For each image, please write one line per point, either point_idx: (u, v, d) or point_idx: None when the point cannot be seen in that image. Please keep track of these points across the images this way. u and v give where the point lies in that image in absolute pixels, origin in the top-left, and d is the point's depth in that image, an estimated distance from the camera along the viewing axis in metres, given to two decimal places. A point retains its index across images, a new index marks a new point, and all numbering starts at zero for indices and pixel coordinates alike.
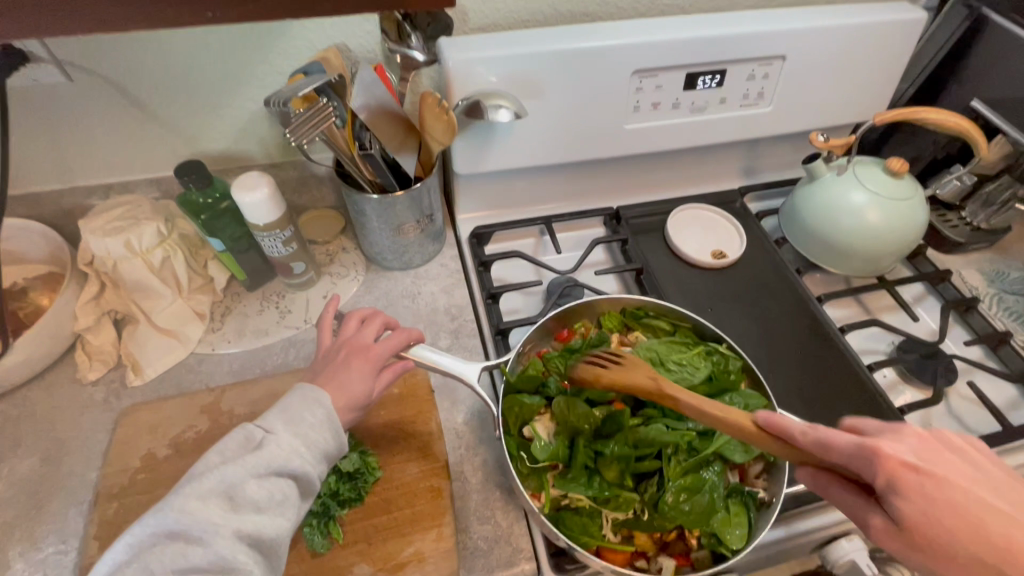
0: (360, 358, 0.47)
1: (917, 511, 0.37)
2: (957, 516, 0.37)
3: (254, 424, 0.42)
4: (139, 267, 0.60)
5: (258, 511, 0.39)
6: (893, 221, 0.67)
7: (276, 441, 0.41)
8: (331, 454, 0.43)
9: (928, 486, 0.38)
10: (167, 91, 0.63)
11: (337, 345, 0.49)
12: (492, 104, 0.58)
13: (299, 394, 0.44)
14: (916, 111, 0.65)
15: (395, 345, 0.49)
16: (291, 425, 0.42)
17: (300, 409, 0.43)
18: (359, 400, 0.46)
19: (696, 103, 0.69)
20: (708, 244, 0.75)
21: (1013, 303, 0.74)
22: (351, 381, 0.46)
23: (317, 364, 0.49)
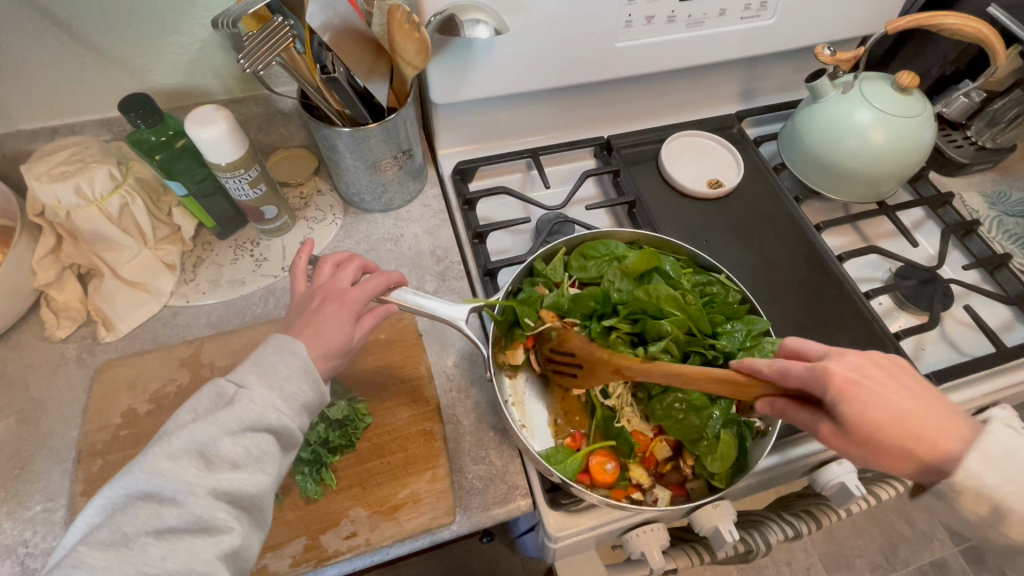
0: (338, 305, 0.45)
1: (890, 417, 0.39)
2: (908, 411, 0.39)
3: (226, 379, 0.40)
4: (95, 216, 0.55)
5: (237, 468, 0.37)
6: (900, 140, 0.63)
7: (249, 395, 0.38)
8: (313, 405, 0.42)
9: (875, 391, 0.39)
10: (102, 15, 0.56)
11: (312, 291, 0.46)
12: (469, 19, 0.52)
13: (274, 345, 0.42)
14: (933, 17, 0.60)
15: (374, 289, 0.46)
16: (266, 378, 0.40)
17: (275, 359, 0.41)
18: (339, 348, 0.44)
19: (693, 16, 0.63)
20: (704, 173, 0.72)
21: (1013, 226, 0.72)
22: (329, 329, 0.43)
23: (292, 311, 0.46)
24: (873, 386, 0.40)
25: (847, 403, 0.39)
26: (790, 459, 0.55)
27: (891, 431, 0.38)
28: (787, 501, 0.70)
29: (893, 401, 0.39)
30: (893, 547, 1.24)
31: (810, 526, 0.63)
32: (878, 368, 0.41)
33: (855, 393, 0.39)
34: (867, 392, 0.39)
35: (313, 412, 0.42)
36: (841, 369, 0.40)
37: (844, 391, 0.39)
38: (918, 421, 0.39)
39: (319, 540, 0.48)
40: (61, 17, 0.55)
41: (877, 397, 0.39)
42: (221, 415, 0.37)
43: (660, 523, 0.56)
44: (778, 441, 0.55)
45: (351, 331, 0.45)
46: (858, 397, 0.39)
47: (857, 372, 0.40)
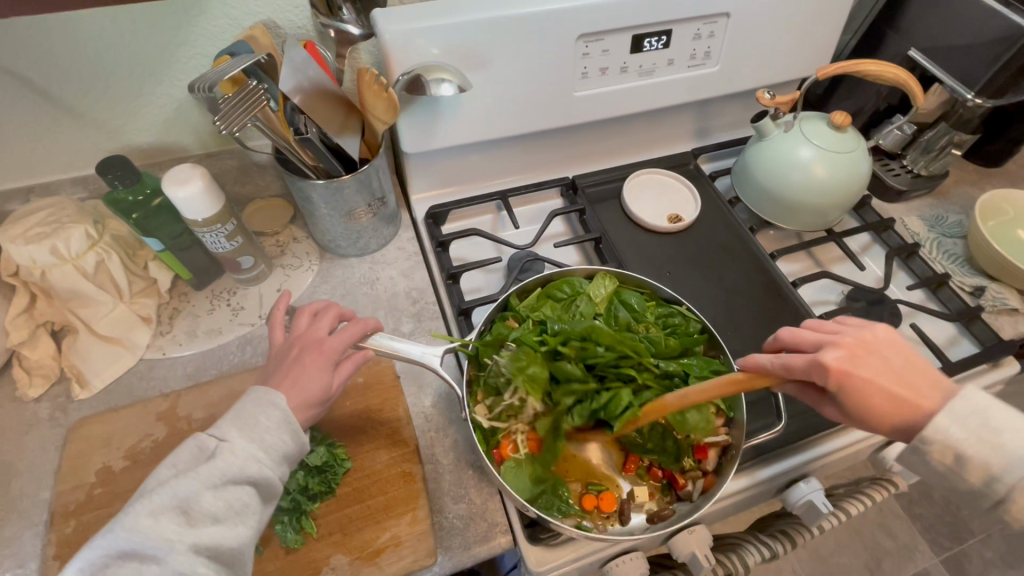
0: (316, 354, 0.46)
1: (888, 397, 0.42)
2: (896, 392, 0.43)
3: (206, 433, 0.41)
4: (71, 274, 0.56)
5: (217, 522, 0.38)
6: (840, 174, 0.68)
7: (230, 448, 0.39)
8: (291, 454, 0.43)
9: (881, 353, 0.44)
10: (79, 82, 0.58)
11: (292, 340, 0.48)
12: (434, 78, 0.56)
13: (253, 396, 0.43)
14: (857, 64, 0.66)
15: (351, 337, 0.48)
16: (245, 431, 0.41)
17: (255, 410, 0.42)
18: (317, 397, 0.45)
19: (644, 66, 0.68)
20: (664, 209, 0.76)
21: (952, 246, 0.77)
22: (307, 378, 0.45)
23: (271, 360, 0.47)
24: (880, 349, 0.44)
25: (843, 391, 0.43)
26: (759, 480, 0.57)
27: (890, 382, 0.43)
28: (762, 521, 0.72)
29: (882, 361, 0.43)
30: (878, 561, 1.26)
31: (784, 545, 0.65)
32: (890, 335, 0.45)
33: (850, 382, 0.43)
34: (865, 354, 0.44)
35: (291, 460, 0.43)
36: (833, 359, 0.43)
37: (849, 367, 0.43)
38: (901, 373, 0.43)
39: None
40: (39, 84, 0.56)
41: (866, 380, 0.43)
42: (203, 469, 0.38)
43: (639, 551, 0.57)
44: (746, 465, 0.57)
45: (329, 379, 0.46)
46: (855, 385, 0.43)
47: (871, 340, 0.44)
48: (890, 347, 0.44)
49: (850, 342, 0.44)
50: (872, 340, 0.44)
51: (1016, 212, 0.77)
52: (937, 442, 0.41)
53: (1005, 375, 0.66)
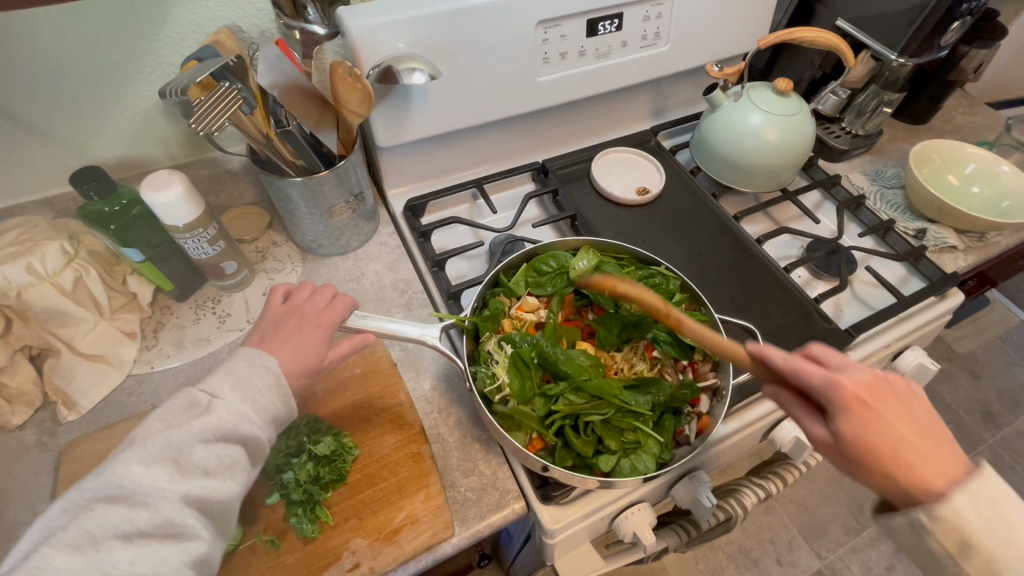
0: (314, 327, 0.48)
1: (910, 436, 0.38)
2: (922, 440, 0.38)
3: (198, 388, 0.42)
4: (49, 292, 0.55)
5: (208, 475, 0.39)
6: (788, 136, 0.73)
7: (224, 403, 0.40)
8: (281, 418, 0.44)
9: (877, 420, 0.38)
10: (40, 100, 0.57)
11: (290, 311, 0.49)
12: (405, 68, 0.58)
13: (247, 357, 0.44)
14: (794, 32, 0.71)
15: (345, 312, 0.49)
16: (240, 390, 0.42)
17: (249, 372, 0.43)
18: (312, 366, 0.46)
19: (600, 49, 0.72)
20: (632, 184, 0.80)
21: (892, 196, 0.84)
22: (306, 348, 0.47)
23: (266, 327, 0.49)
24: (878, 418, 0.38)
25: (851, 419, 0.38)
26: (748, 422, 0.61)
27: (904, 464, 0.37)
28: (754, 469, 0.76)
29: (899, 427, 0.38)
30: (860, 506, 1.33)
31: (777, 484, 0.68)
32: (890, 388, 0.40)
33: (869, 413, 0.38)
34: (880, 425, 0.38)
35: (281, 423, 0.44)
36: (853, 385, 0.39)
37: (840, 449, 0.39)
38: (912, 450, 0.37)
39: None
40: None
41: (896, 421, 0.38)
42: (197, 421, 0.39)
43: (646, 504, 0.59)
44: (734, 408, 0.61)
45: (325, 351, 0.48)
46: (873, 416, 0.38)
47: (867, 391, 0.39)
48: (903, 402, 0.39)
49: (846, 408, 0.38)
50: (873, 405, 0.38)
51: (944, 159, 0.84)
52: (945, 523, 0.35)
53: (952, 304, 0.72)
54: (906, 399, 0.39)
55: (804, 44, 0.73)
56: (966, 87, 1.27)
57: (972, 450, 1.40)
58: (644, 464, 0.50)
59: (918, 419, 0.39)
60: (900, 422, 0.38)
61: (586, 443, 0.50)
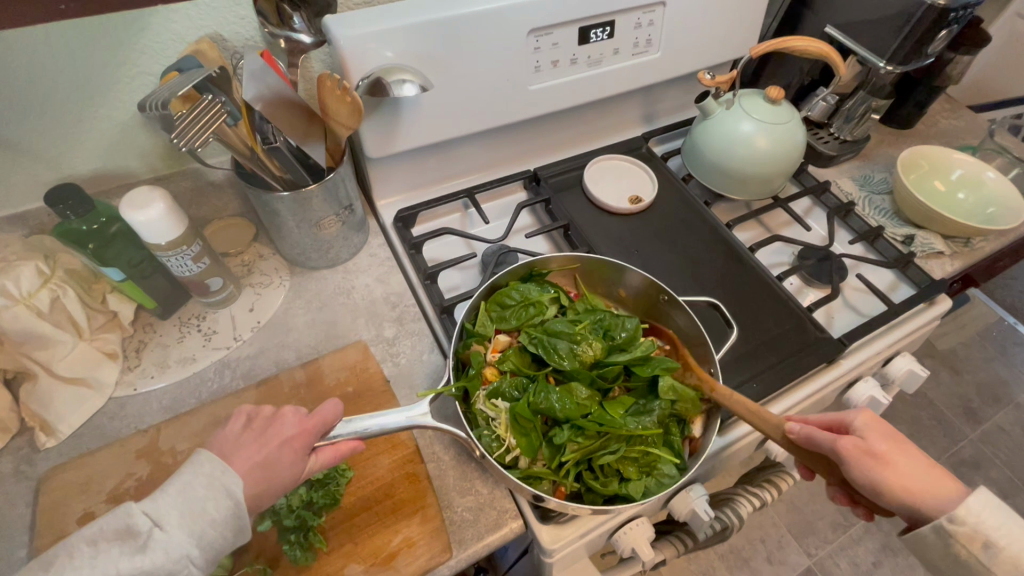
0: (292, 435, 0.42)
1: (906, 485, 0.43)
2: (916, 489, 0.42)
3: (143, 509, 0.37)
4: (24, 314, 0.52)
5: None
6: (780, 144, 0.73)
7: (164, 541, 0.36)
8: (227, 550, 0.39)
9: (878, 470, 0.43)
10: (11, 114, 0.54)
11: (271, 410, 0.44)
12: (396, 79, 0.57)
13: (205, 472, 0.39)
14: (787, 40, 0.71)
15: (327, 421, 0.43)
16: (188, 520, 0.37)
17: (203, 494, 0.38)
18: (280, 486, 0.40)
19: (592, 56, 0.71)
20: (624, 191, 0.79)
21: (881, 202, 0.84)
22: (277, 467, 0.41)
23: (242, 419, 0.43)
24: (883, 468, 0.43)
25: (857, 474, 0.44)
26: (743, 432, 0.61)
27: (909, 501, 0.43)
28: (749, 475, 0.76)
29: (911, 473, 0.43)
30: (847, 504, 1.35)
31: (771, 492, 0.69)
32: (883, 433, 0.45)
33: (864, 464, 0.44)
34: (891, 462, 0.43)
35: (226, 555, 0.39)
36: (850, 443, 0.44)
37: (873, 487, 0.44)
38: (912, 493, 0.43)
39: None
40: None
41: (894, 471, 0.43)
42: (125, 564, 0.34)
43: (644, 517, 0.59)
44: (727, 420, 0.60)
45: (299, 467, 0.42)
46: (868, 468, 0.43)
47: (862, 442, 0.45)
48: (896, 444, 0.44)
49: (855, 458, 0.44)
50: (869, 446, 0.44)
51: (931, 165, 0.85)
52: (967, 527, 0.41)
53: (941, 310, 0.73)
54: (905, 457, 0.44)
55: (796, 52, 0.73)
56: (948, 89, 1.29)
57: (954, 445, 1.43)
58: (670, 472, 0.51)
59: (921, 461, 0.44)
60: (903, 473, 0.43)
61: (608, 481, 0.51)
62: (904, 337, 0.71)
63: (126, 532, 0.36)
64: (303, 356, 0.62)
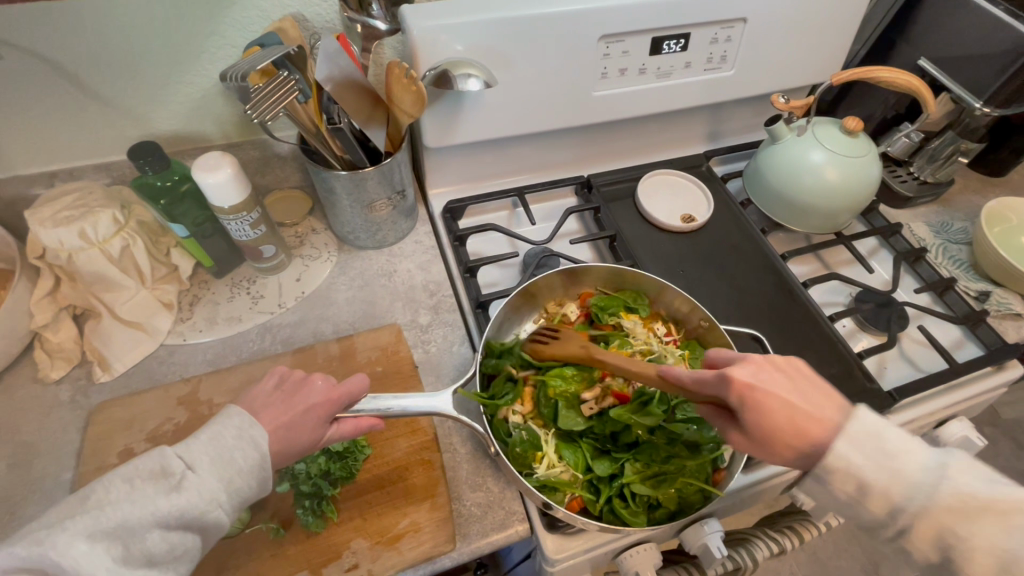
0: (318, 402, 0.44)
1: (786, 415, 0.39)
2: (802, 408, 0.40)
3: (175, 452, 0.39)
4: (97, 257, 0.57)
5: (152, 564, 0.36)
6: (850, 178, 0.70)
7: (197, 482, 0.38)
8: (252, 498, 0.41)
9: (769, 398, 0.40)
10: (110, 70, 0.59)
11: (302, 373, 0.46)
12: (461, 73, 0.58)
13: (235, 424, 0.41)
14: (872, 70, 0.67)
15: (354, 392, 0.45)
16: (218, 467, 0.39)
17: (232, 444, 0.40)
18: (298, 449, 0.43)
19: (661, 68, 0.70)
20: (678, 209, 0.77)
21: (957, 252, 0.78)
22: (300, 431, 0.43)
23: (273, 379, 0.45)
24: (767, 396, 0.40)
25: (756, 431, 0.41)
26: (771, 475, 0.58)
27: (801, 435, 0.39)
28: (770, 519, 0.73)
29: (788, 403, 0.40)
30: (876, 565, 1.24)
31: (792, 540, 0.66)
32: (778, 367, 0.42)
33: (758, 395, 0.40)
34: (772, 401, 0.40)
35: (250, 505, 0.41)
36: (741, 373, 0.41)
37: (752, 440, 0.42)
38: (802, 424, 0.39)
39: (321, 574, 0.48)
40: (70, 70, 0.57)
41: (775, 396, 0.40)
42: (163, 502, 0.36)
43: (653, 543, 0.58)
44: (753, 460, 0.57)
45: (320, 433, 0.44)
46: (761, 398, 0.40)
47: (757, 377, 0.41)
48: (789, 377, 0.41)
49: (744, 393, 0.41)
50: (763, 386, 0.41)
51: (1020, 220, 0.78)
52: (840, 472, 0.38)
53: (1011, 376, 0.67)
54: (773, 397, 0.40)
55: (881, 83, 0.68)
56: None
57: None
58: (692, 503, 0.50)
59: (810, 414, 0.39)
60: (781, 401, 0.40)
61: (635, 511, 0.51)
62: (963, 400, 0.66)
63: (160, 472, 0.38)
64: (340, 331, 0.64)
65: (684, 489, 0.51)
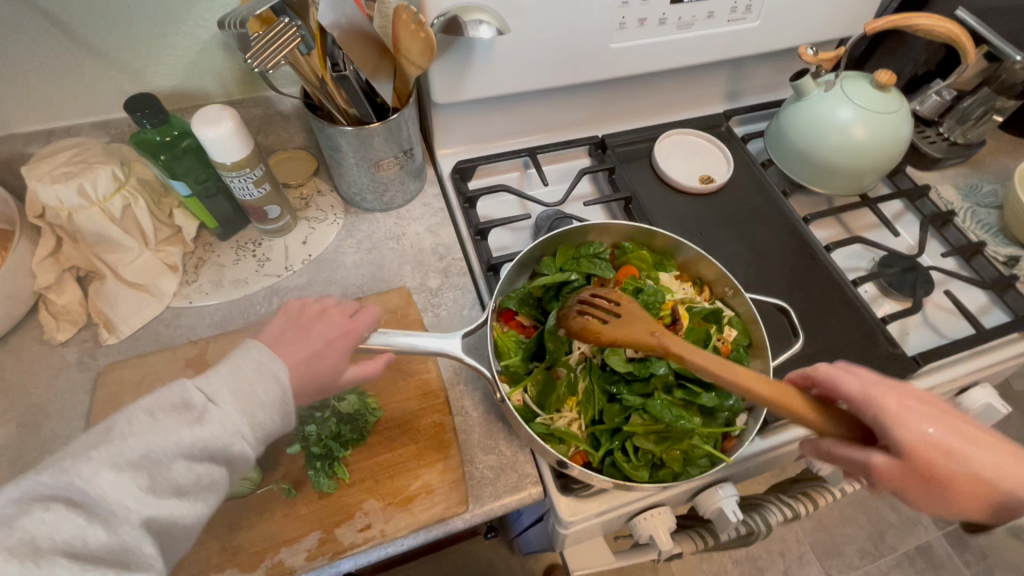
0: (337, 335, 0.46)
1: (962, 458, 0.39)
2: (980, 454, 0.39)
3: (196, 384, 0.38)
4: (98, 217, 0.55)
5: (180, 494, 0.36)
6: (880, 136, 0.66)
7: (219, 415, 0.37)
8: (274, 434, 0.40)
9: (943, 437, 0.39)
10: (103, 20, 0.56)
11: (320, 310, 0.48)
12: (472, 19, 0.54)
13: (255, 359, 0.41)
14: (909, 17, 0.63)
15: (366, 321, 0.47)
16: (239, 400, 0.38)
17: (254, 378, 0.40)
18: (320, 380, 0.44)
19: (683, 18, 0.66)
20: (696, 170, 0.74)
21: (986, 216, 0.75)
22: (321, 362, 0.45)
23: (294, 314, 0.47)
24: (943, 436, 0.39)
25: (930, 468, 0.38)
26: (788, 440, 0.57)
27: (967, 478, 0.39)
28: (783, 485, 0.72)
29: (961, 442, 0.39)
30: (881, 533, 1.25)
31: (806, 506, 0.65)
32: (937, 400, 0.41)
33: (929, 434, 0.39)
34: (952, 441, 0.39)
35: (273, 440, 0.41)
36: (913, 407, 0.39)
37: (906, 469, 0.39)
38: (977, 471, 0.39)
39: (334, 534, 0.48)
40: (62, 20, 0.55)
41: (954, 441, 0.39)
42: (186, 432, 0.36)
43: (666, 507, 0.57)
44: (769, 425, 0.56)
45: (340, 366, 0.46)
46: (933, 438, 0.39)
47: (926, 409, 0.40)
48: (948, 412, 0.41)
49: (914, 436, 0.38)
50: (938, 415, 0.40)
51: None
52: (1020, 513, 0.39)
53: None
54: (954, 436, 0.39)
55: (918, 32, 0.64)
56: None
57: None
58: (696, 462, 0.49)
59: (979, 456, 0.39)
60: (957, 446, 0.39)
61: (637, 466, 0.49)
62: (989, 367, 0.64)
63: (181, 406, 0.37)
64: (348, 294, 0.63)
65: (690, 450, 0.50)
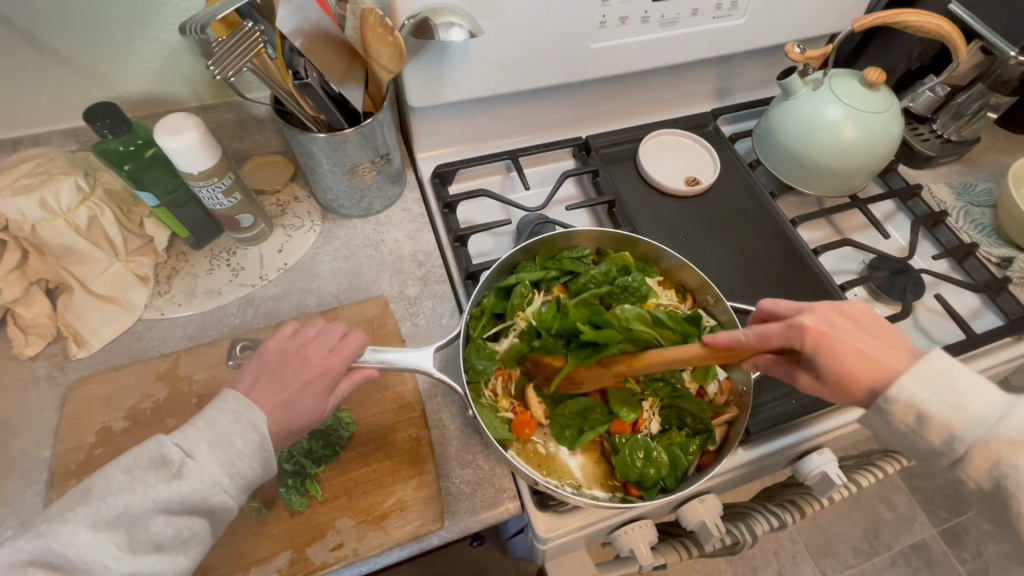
0: (312, 377, 0.43)
1: (859, 358, 0.41)
2: (871, 352, 0.41)
3: (172, 440, 0.37)
4: (63, 229, 0.54)
5: (160, 549, 0.35)
6: (869, 136, 0.64)
7: (197, 469, 0.36)
8: (258, 481, 0.39)
9: (845, 339, 0.41)
10: (63, 27, 0.54)
11: (300, 346, 0.44)
12: (443, 22, 0.52)
13: (232, 410, 0.39)
14: (898, 14, 0.61)
15: (353, 351, 0.44)
16: (218, 452, 0.37)
17: (231, 429, 0.38)
18: (300, 424, 0.42)
19: (666, 16, 0.64)
20: (682, 171, 0.73)
21: (979, 215, 0.74)
22: (299, 405, 0.42)
23: (274, 353, 0.44)
24: (844, 340, 0.41)
25: (822, 352, 0.41)
26: (772, 450, 0.55)
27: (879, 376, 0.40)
28: (772, 491, 0.71)
29: (869, 348, 0.41)
30: (876, 530, 1.24)
31: (794, 515, 0.63)
32: (847, 315, 0.43)
33: (831, 338, 0.41)
34: (843, 343, 0.41)
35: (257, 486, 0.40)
36: (810, 320, 0.42)
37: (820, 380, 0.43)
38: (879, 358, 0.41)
39: (305, 553, 0.47)
40: (21, 28, 0.53)
41: (852, 340, 0.41)
42: (163, 489, 0.35)
43: (648, 519, 0.56)
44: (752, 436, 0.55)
45: (319, 405, 0.43)
46: (836, 340, 0.41)
47: (824, 322, 0.42)
48: (858, 327, 0.42)
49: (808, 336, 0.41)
50: (835, 326, 0.42)
51: None
52: (900, 404, 0.38)
53: None
54: (856, 336, 0.41)
55: (907, 28, 0.62)
56: None
57: None
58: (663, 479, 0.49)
59: (866, 343, 0.41)
60: (858, 349, 0.41)
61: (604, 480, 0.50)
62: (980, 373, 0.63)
63: (159, 461, 0.36)
64: (324, 304, 0.62)
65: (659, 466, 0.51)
